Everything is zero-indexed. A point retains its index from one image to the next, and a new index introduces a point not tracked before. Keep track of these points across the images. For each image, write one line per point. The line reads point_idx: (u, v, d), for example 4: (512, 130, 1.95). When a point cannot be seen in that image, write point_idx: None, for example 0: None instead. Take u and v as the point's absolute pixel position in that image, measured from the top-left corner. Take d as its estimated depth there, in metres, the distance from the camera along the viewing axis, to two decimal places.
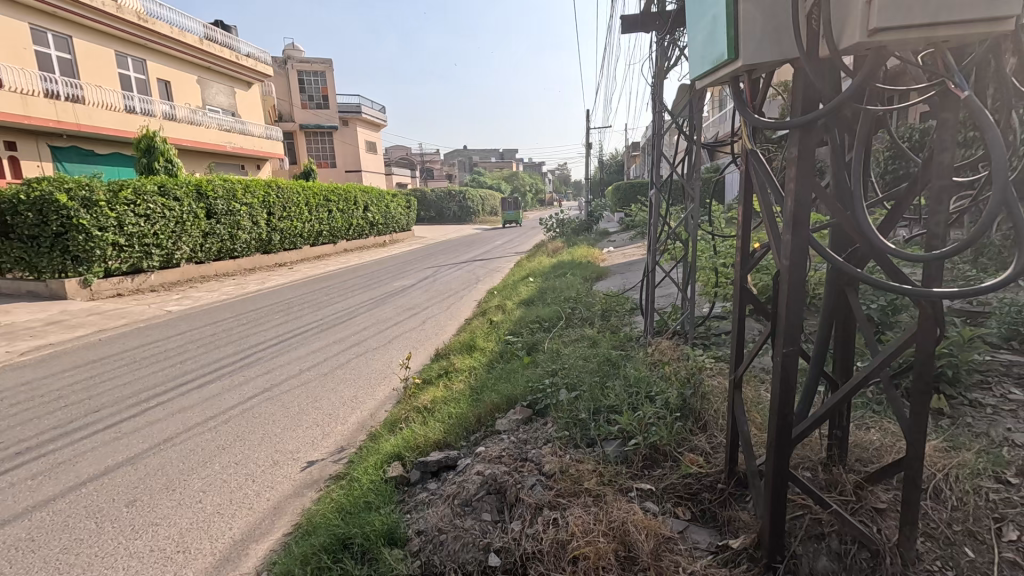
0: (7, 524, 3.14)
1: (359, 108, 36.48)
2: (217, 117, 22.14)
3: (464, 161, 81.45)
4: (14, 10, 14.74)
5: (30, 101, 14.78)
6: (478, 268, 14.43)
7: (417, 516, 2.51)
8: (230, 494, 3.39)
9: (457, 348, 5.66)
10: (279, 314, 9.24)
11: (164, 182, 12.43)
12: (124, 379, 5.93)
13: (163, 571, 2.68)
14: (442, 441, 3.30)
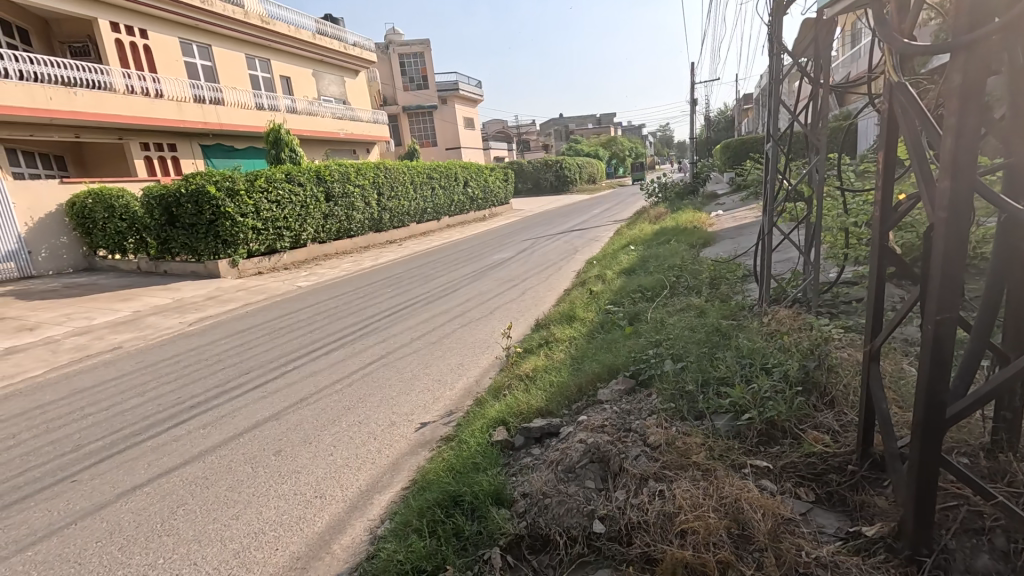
0: (186, 464, 3.78)
1: (456, 85, 37.26)
2: (331, 106, 23.90)
3: (560, 130, 80.15)
4: (163, 27, 17.21)
5: (183, 107, 17.04)
6: (577, 239, 14.23)
7: (521, 479, 2.60)
8: (356, 449, 3.77)
9: (557, 318, 5.69)
10: (390, 288, 9.93)
11: (290, 170, 13.79)
12: (267, 346, 6.80)
13: (306, 512, 3.07)
14: (544, 408, 3.35)
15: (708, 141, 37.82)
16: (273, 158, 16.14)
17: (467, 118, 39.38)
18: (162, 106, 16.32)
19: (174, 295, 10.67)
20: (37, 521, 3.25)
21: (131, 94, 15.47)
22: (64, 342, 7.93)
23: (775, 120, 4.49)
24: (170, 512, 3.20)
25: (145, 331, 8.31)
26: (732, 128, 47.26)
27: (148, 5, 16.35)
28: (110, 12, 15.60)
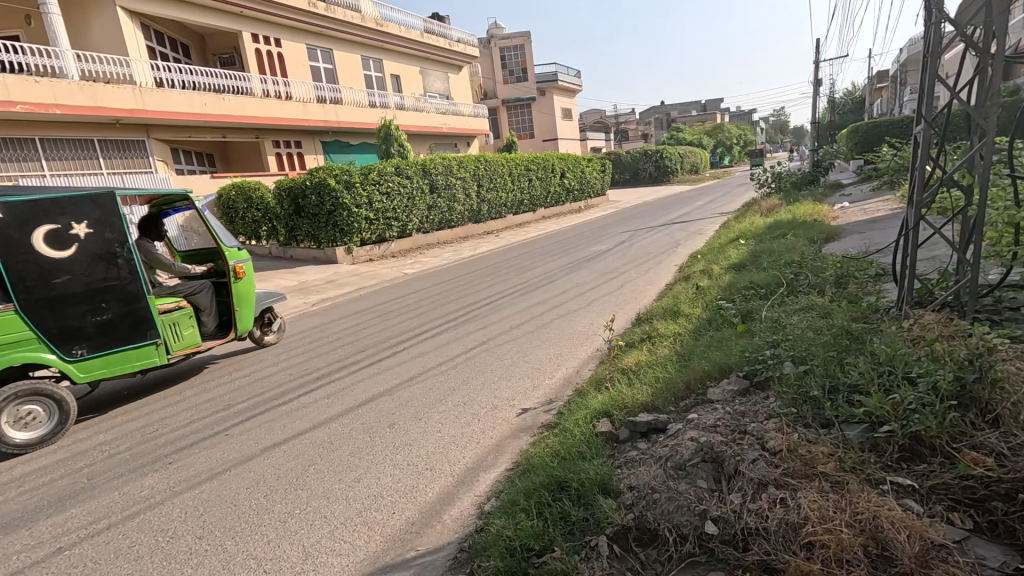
0: (314, 429, 4.22)
1: (556, 76, 37.07)
2: (436, 102, 24.95)
3: (661, 118, 76.86)
4: (294, 34, 19.12)
5: (307, 106, 18.75)
6: (679, 232, 13.62)
7: (628, 472, 2.58)
8: (462, 428, 3.98)
9: (660, 312, 5.52)
10: (489, 277, 10.22)
11: (399, 164, 14.70)
12: (378, 327, 7.36)
13: (418, 482, 3.30)
14: (650, 404, 3.29)
15: (831, 124, 34.14)
16: (383, 153, 17.24)
17: (565, 108, 39.11)
18: (291, 107, 18.10)
19: (299, 277, 11.86)
20: (199, 465, 3.82)
21: (266, 98, 17.35)
22: None
23: (928, 99, 3.95)
24: (303, 469, 3.61)
25: (277, 309, 9.34)
26: (862, 109, 42.14)
27: (281, 16, 18.27)
28: (251, 24, 17.70)
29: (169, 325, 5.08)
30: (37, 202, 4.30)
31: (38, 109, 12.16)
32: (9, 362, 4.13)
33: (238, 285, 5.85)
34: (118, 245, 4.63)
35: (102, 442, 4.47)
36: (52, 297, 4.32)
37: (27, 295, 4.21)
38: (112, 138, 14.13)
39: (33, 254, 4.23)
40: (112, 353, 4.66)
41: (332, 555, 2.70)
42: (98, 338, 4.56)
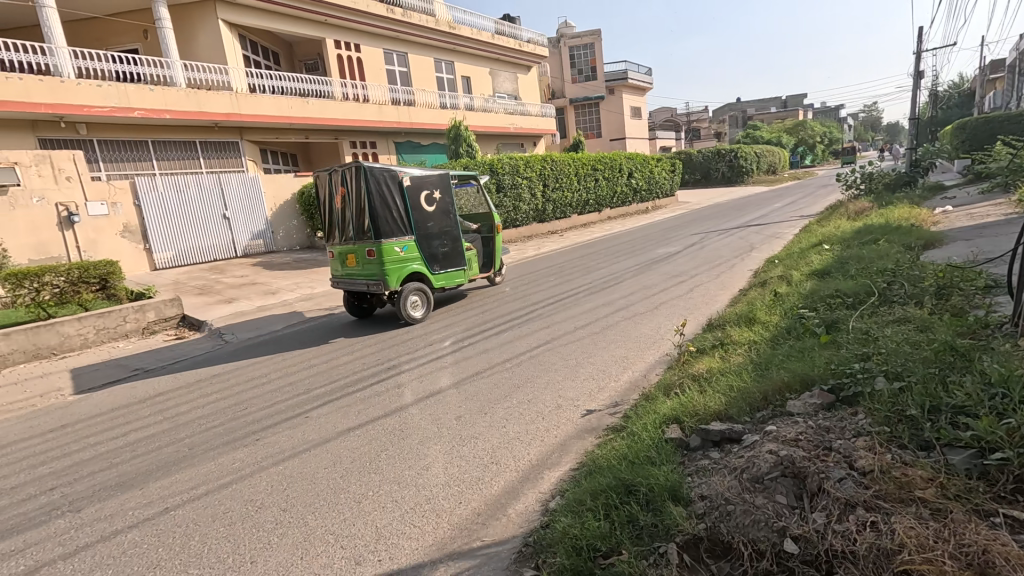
0: (385, 417, 4.42)
1: (626, 73, 36.32)
2: (504, 102, 25.24)
3: (736, 115, 73.28)
4: (372, 39, 20.04)
5: (383, 108, 19.55)
6: (754, 235, 12.96)
7: (699, 481, 2.51)
8: (526, 425, 4.02)
9: (733, 319, 5.30)
10: (554, 277, 10.22)
11: (468, 164, 15.06)
12: (446, 322, 7.58)
13: (484, 475, 3.38)
14: (724, 413, 3.17)
15: (933, 120, 31.04)
16: (452, 153, 17.67)
17: (634, 107, 38.24)
18: (368, 109, 18.90)
19: None
20: (283, 443, 4.13)
21: (345, 101, 18.30)
22: (295, 305, 9.82)
23: None
24: (376, 454, 3.79)
25: None
26: (970, 103, 38.04)
27: (361, 23, 19.21)
28: (334, 31, 18.78)
29: (468, 258, 8.73)
30: (420, 179, 7.87)
31: (151, 114, 13.57)
32: (412, 267, 7.69)
33: (494, 236, 9.56)
34: (451, 205, 8.25)
35: (200, 416, 4.92)
36: (425, 233, 7.92)
37: (418, 232, 7.81)
38: (212, 139, 15.54)
39: (420, 208, 7.85)
40: (450, 271, 8.31)
41: (402, 538, 2.82)
42: (444, 260, 8.23)
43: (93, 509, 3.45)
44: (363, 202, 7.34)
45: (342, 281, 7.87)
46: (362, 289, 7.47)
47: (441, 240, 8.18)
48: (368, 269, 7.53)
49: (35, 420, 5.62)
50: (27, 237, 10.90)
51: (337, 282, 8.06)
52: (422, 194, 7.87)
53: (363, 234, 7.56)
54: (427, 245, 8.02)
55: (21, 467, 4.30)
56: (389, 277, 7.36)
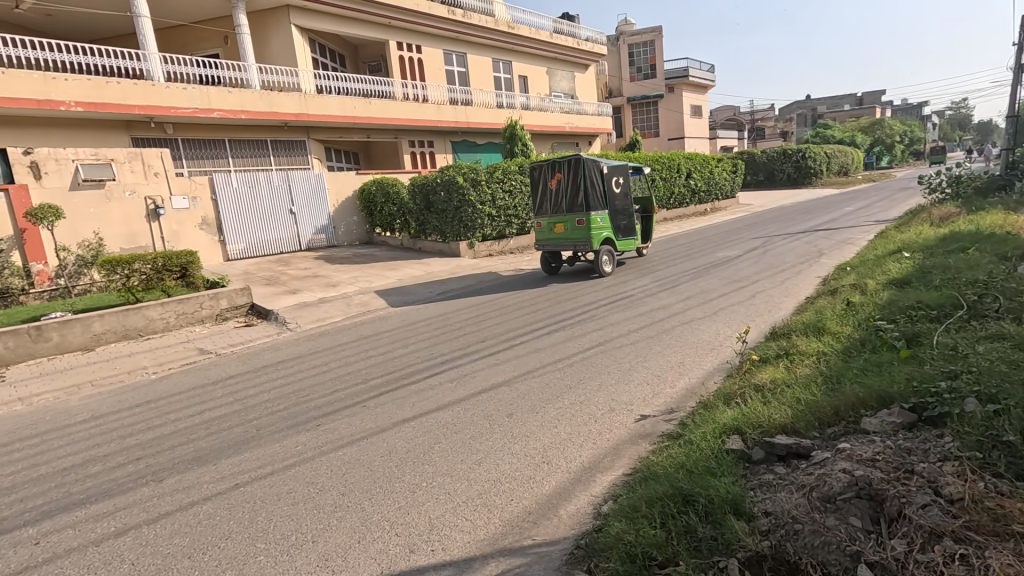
0: (438, 410, 4.51)
1: (687, 71, 35.23)
2: (560, 101, 25.10)
3: (805, 113, 69.47)
4: (433, 41, 20.49)
5: (441, 108, 19.92)
6: (823, 240, 12.23)
7: (763, 496, 2.39)
8: (578, 426, 3.99)
9: (800, 328, 5.03)
10: (608, 278, 10.07)
11: (523, 163, 15.16)
12: (498, 319, 7.64)
13: (535, 474, 3.38)
14: (790, 426, 3.01)
15: None
16: (508, 152, 17.77)
17: (695, 105, 37.02)
18: (427, 109, 19.31)
19: (426, 268, 12.73)
20: (343, 430, 4.30)
21: (405, 101, 18.79)
22: (354, 298, 10.20)
23: None
24: (429, 446, 3.88)
25: (407, 297, 10.14)
26: None
27: (423, 25, 19.69)
28: (397, 33, 19.35)
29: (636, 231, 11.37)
30: (613, 168, 10.62)
31: (229, 115, 14.49)
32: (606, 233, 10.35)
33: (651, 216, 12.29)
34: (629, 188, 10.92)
35: (267, 400, 5.22)
36: (614, 208, 10.60)
37: (610, 207, 10.52)
38: (281, 138, 16.40)
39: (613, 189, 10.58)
40: (627, 239, 10.97)
41: (454, 530, 2.87)
42: (624, 231, 10.94)
43: (173, 480, 3.73)
44: (579, 183, 10.12)
45: (548, 242, 10.58)
46: (570, 248, 10.13)
47: (621, 216, 10.88)
48: (574, 234, 10.21)
49: (124, 395, 6.14)
50: (121, 228, 11.99)
51: (541, 244, 10.77)
52: (612, 180, 10.58)
53: (571, 207, 10.25)
54: (612, 219, 10.77)
55: (112, 437, 4.72)
56: (593, 240, 10.06)
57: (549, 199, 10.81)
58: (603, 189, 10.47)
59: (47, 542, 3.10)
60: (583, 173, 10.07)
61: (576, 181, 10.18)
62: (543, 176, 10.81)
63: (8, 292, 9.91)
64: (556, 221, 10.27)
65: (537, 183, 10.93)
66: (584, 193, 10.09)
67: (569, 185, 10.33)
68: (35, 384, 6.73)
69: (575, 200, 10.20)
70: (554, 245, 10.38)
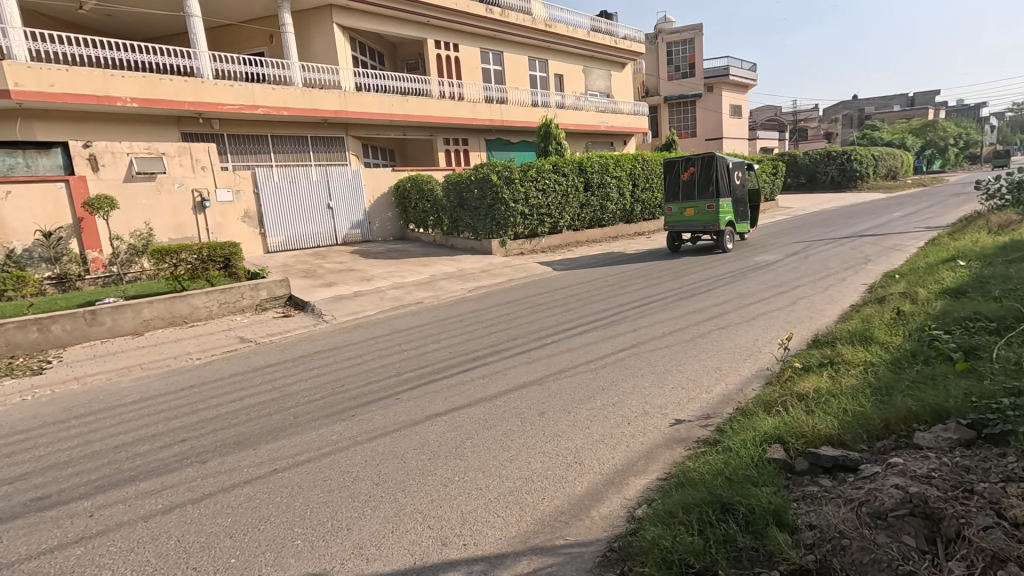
0: (470, 406, 4.53)
1: (727, 70, 34.36)
2: (596, 100, 24.84)
3: (851, 114, 66.86)
4: (470, 39, 20.61)
5: (476, 106, 19.98)
6: (869, 246, 11.73)
7: (808, 508, 2.31)
8: (611, 428, 3.94)
9: (845, 336, 4.84)
10: (641, 279, 9.92)
11: (557, 162, 15.13)
12: (529, 318, 7.63)
13: (566, 474, 3.36)
14: (836, 437, 2.90)
15: None
16: (542, 150, 17.69)
17: (735, 105, 36.08)
18: (463, 107, 19.42)
19: (458, 265, 12.83)
20: (377, 421, 4.38)
21: (441, 99, 18.95)
22: (387, 292, 10.36)
23: None
24: (461, 441, 3.90)
25: (439, 292, 10.24)
26: None
27: (461, 24, 19.82)
28: (435, 32, 19.54)
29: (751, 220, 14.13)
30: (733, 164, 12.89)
31: (272, 111, 14.92)
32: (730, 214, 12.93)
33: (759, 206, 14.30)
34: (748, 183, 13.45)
35: (304, 389, 5.36)
36: (740, 198, 13.33)
37: (737, 199, 13.21)
38: (321, 134, 16.80)
39: (739, 184, 13.19)
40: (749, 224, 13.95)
41: (486, 526, 2.88)
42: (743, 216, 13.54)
43: (215, 462, 3.87)
44: (711, 173, 12.49)
45: (680, 223, 13.02)
46: (700, 229, 12.61)
47: (740, 205, 13.04)
48: (703, 217, 12.66)
49: (170, 379, 6.41)
50: (169, 218, 12.50)
51: (671, 225, 13.21)
52: (737, 177, 13.14)
53: (702, 195, 12.69)
54: (733, 207, 13.09)
55: (159, 418, 4.93)
56: (720, 222, 12.49)
57: (681, 189, 13.18)
58: (726, 182, 12.73)
59: (100, 515, 3.27)
60: (714, 169, 12.45)
61: (708, 174, 12.57)
62: (675, 169, 13.18)
63: (67, 277, 10.72)
64: (689, 206, 12.69)
65: (669, 175, 13.32)
66: (714, 185, 12.51)
67: (701, 178, 12.75)
68: (90, 366, 7.09)
69: (706, 190, 12.67)
70: (684, 226, 12.87)
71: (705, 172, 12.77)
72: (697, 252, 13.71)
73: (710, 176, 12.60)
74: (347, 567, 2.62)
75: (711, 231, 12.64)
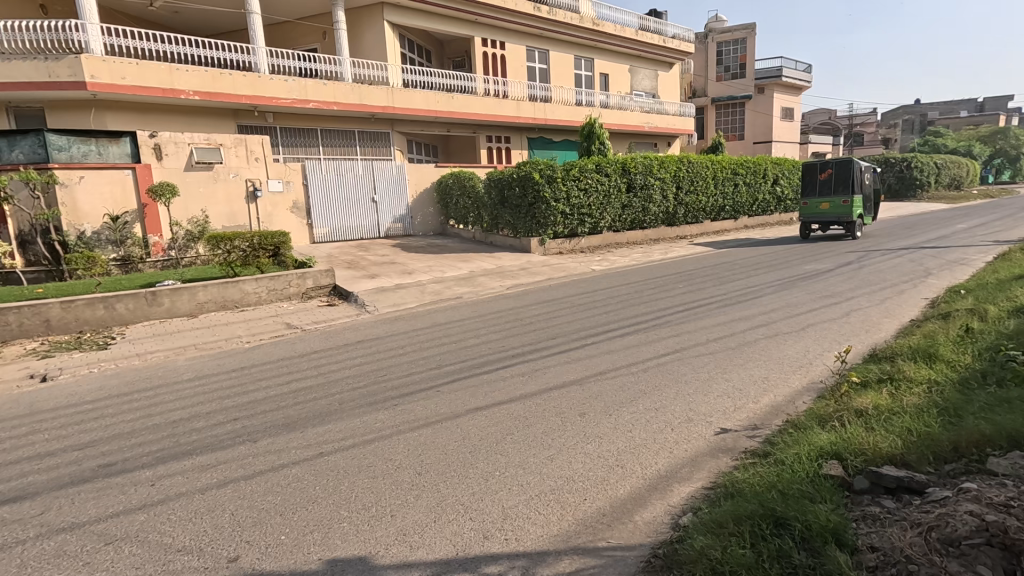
0: (510, 402, 4.55)
1: (780, 71, 33.15)
2: (641, 100, 24.43)
3: (912, 119, 63.43)
4: (517, 37, 20.65)
5: (520, 104, 19.96)
6: (930, 259, 11.09)
7: (870, 530, 2.22)
8: (653, 433, 3.87)
9: (906, 352, 4.59)
10: (683, 284, 9.71)
11: (600, 162, 15.04)
12: (569, 318, 7.58)
13: (608, 476, 3.32)
14: (899, 457, 2.77)
15: None
16: (584, 150, 17.53)
17: (787, 107, 34.78)
18: (507, 104, 19.45)
19: (497, 262, 12.89)
20: (419, 411, 4.45)
21: (486, 96, 19.04)
22: (428, 286, 10.51)
23: None
24: (502, 436, 3.92)
25: (479, 288, 10.32)
26: None
27: (509, 22, 19.88)
28: (482, 30, 19.66)
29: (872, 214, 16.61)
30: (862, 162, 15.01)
31: (323, 106, 15.37)
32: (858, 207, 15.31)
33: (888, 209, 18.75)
34: (872, 182, 15.83)
35: (348, 376, 5.51)
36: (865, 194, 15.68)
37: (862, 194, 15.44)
38: (368, 129, 17.19)
39: (864, 181, 15.45)
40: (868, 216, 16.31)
41: (528, 522, 2.88)
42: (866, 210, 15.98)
43: (266, 442, 4.02)
44: (847, 173, 14.92)
45: (814, 215, 15.51)
46: (834, 220, 15.09)
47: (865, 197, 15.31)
48: (837, 210, 15.13)
49: (223, 360, 6.70)
50: (224, 207, 13.08)
51: (806, 216, 15.71)
52: (865, 178, 15.63)
53: (838, 192, 15.11)
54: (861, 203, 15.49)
55: (213, 397, 5.16)
56: (852, 215, 14.96)
57: (815, 186, 15.64)
58: (859, 182, 15.16)
59: (159, 485, 3.44)
60: (852, 171, 14.88)
61: (845, 175, 14.99)
62: (813, 170, 15.56)
63: (130, 259, 11.35)
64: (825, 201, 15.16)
65: (807, 175, 15.75)
66: (851, 184, 14.94)
67: (838, 178, 15.15)
68: (150, 344, 7.49)
69: (843, 188, 15.09)
70: (819, 218, 15.35)
71: (841, 173, 15.15)
72: (824, 239, 16.25)
73: (846, 176, 14.98)
74: (390, 552, 2.67)
75: (843, 222, 15.12)
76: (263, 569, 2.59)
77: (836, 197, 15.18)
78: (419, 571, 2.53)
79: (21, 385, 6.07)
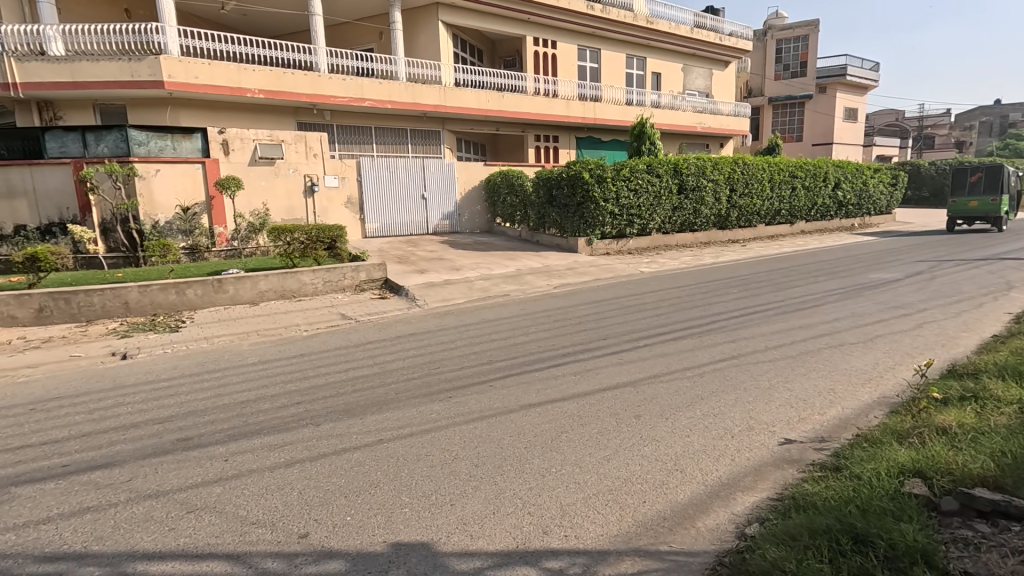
0: (563, 401, 4.53)
1: (845, 69, 31.52)
2: (694, 100, 23.77)
3: (990, 121, 59.00)
4: (569, 37, 20.55)
5: (570, 104, 19.82)
6: (1011, 271, 10.29)
7: (964, 556, 2.12)
8: (713, 440, 3.77)
9: (991, 370, 4.29)
10: (737, 289, 9.41)
11: (651, 162, 14.78)
12: (619, 319, 7.48)
13: (667, 480, 3.26)
14: (991, 480, 2.62)
15: None
16: (635, 150, 17.21)
17: (851, 107, 33.03)
18: (557, 103, 19.35)
19: (544, 261, 12.88)
20: (473, 404, 4.52)
21: (536, 95, 19.02)
22: (476, 283, 10.62)
23: None
24: (557, 433, 3.92)
25: (526, 286, 10.35)
26: None
27: (561, 21, 19.81)
28: (535, 29, 19.66)
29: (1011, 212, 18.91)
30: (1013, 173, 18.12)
31: (378, 104, 15.79)
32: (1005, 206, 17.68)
33: None
34: (1015, 185, 18.23)
35: (402, 367, 5.65)
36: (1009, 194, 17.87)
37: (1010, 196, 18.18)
38: (419, 127, 17.54)
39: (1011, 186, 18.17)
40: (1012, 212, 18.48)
41: (587, 521, 2.86)
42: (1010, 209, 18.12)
43: (328, 426, 4.18)
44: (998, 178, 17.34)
45: (962, 213, 17.92)
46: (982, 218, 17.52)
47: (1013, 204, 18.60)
48: (986, 209, 17.54)
49: (284, 346, 7.01)
50: (283, 201, 13.66)
51: (953, 213, 18.14)
52: (1011, 181, 17.95)
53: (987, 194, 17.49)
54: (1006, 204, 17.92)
55: (276, 381, 5.40)
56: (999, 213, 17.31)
57: (964, 187, 18.04)
58: (1007, 186, 17.60)
59: (231, 461, 3.63)
60: (1001, 175, 17.27)
61: (994, 179, 17.41)
62: (963, 173, 18.00)
63: (198, 248, 11.98)
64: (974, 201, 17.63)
65: (957, 178, 18.19)
66: (999, 186, 17.29)
67: (987, 181, 17.52)
68: (216, 328, 7.92)
69: (991, 190, 17.48)
70: (967, 214, 17.78)
71: (990, 177, 17.58)
72: (925, 240, 16.86)
73: (995, 180, 17.40)
74: (452, 540, 2.72)
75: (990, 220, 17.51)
76: (331, 547, 2.69)
77: (984, 197, 17.61)
78: (482, 560, 2.57)
79: (104, 361, 6.55)
